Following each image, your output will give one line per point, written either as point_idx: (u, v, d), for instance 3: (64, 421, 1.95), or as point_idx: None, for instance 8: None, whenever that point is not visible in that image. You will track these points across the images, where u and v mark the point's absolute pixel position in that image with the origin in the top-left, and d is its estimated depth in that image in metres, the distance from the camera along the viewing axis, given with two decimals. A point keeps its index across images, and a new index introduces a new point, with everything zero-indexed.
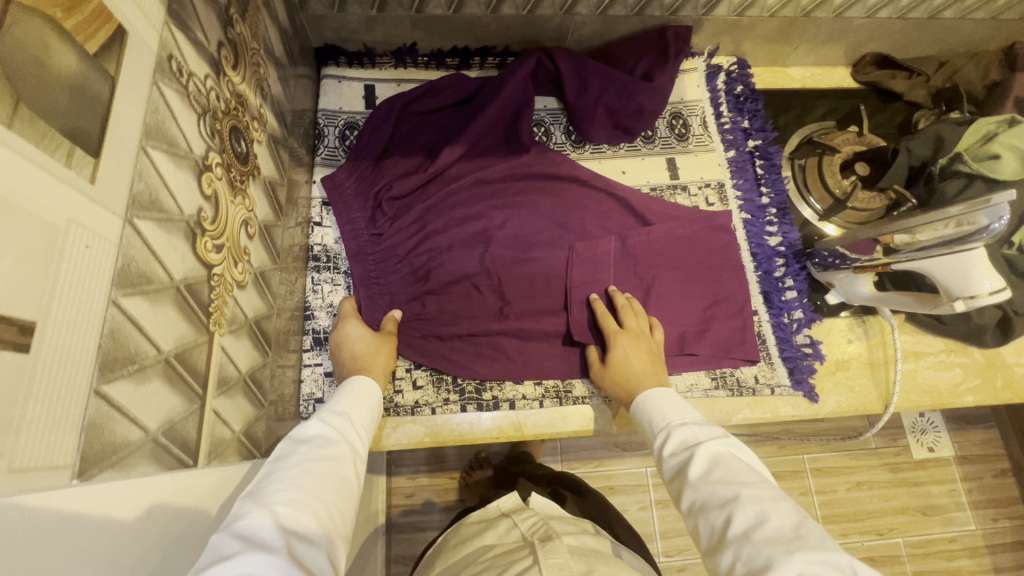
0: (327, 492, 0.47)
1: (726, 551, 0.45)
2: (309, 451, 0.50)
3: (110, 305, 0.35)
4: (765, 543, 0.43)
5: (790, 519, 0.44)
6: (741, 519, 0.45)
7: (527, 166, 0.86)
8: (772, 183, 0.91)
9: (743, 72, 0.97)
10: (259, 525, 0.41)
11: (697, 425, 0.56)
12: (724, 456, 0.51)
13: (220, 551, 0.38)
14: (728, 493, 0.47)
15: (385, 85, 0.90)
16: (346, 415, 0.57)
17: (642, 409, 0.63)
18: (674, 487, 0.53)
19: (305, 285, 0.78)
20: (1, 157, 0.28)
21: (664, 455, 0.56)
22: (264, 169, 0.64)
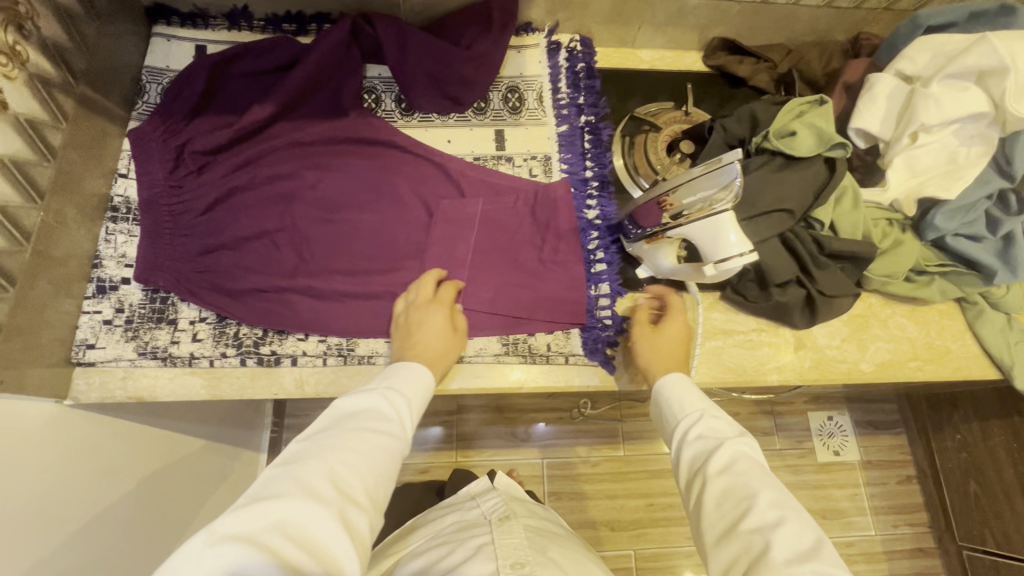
0: (376, 462, 0.56)
1: (730, 543, 0.52)
2: (358, 421, 0.58)
3: None
4: (778, 540, 0.50)
5: (810, 533, 0.50)
6: (760, 519, 0.52)
7: (346, 130, 0.87)
8: (597, 158, 0.91)
9: (587, 51, 0.98)
10: (310, 483, 0.50)
11: (729, 421, 0.62)
12: (746, 457, 0.58)
13: (274, 490, 0.50)
14: (751, 488, 0.54)
15: (217, 46, 0.91)
16: (404, 394, 0.64)
17: (665, 391, 0.68)
18: (692, 469, 0.60)
19: (98, 234, 0.78)
20: None
21: (688, 437, 0.62)
22: (16, 105, 0.65)
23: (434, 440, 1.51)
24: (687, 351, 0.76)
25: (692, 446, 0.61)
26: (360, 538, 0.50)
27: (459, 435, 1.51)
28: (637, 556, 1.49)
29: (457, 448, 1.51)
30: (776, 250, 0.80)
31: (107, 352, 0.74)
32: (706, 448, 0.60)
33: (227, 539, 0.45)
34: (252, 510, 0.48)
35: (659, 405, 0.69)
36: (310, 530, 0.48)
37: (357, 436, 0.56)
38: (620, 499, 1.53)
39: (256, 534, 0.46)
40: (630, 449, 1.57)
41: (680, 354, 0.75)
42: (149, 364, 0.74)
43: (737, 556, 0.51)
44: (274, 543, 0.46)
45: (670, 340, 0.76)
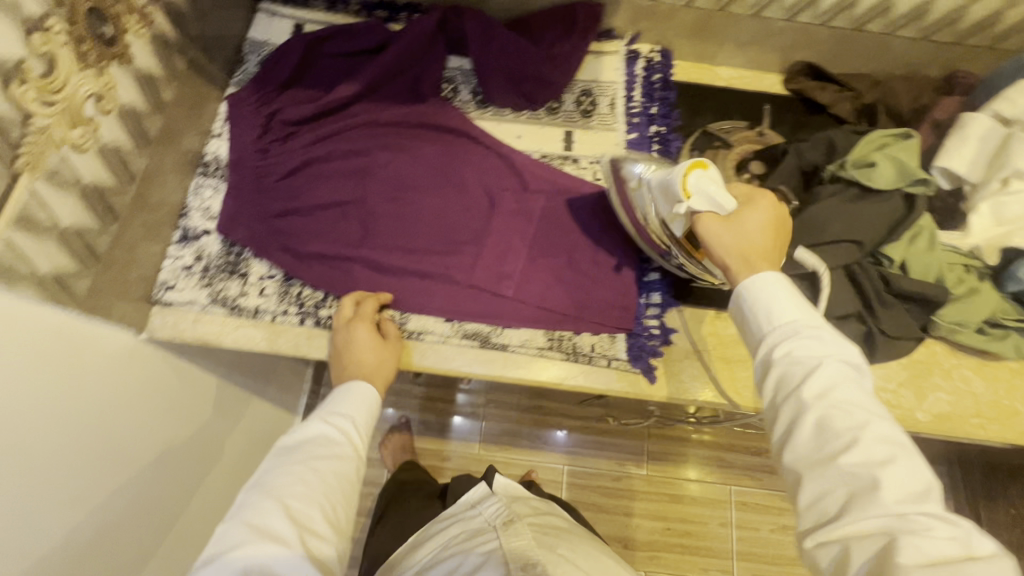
0: (332, 488, 0.62)
1: (822, 473, 0.47)
2: (309, 459, 0.63)
3: None
4: (887, 482, 0.45)
5: (920, 472, 0.46)
6: (869, 453, 0.46)
7: (421, 115, 0.90)
8: (662, 169, 0.91)
9: (665, 63, 0.99)
10: (270, 519, 0.57)
11: (830, 335, 0.53)
12: (850, 379, 0.50)
13: (232, 541, 0.55)
14: (857, 418, 0.48)
15: (313, 26, 0.97)
16: (350, 417, 0.70)
17: (748, 293, 0.57)
18: (776, 388, 0.52)
19: (189, 187, 0.84)
20: None
21: (773, 354, 0.53)
22: (140, 61, 0.71)
23: (456, 432, 1.52)
24: (772, 241, 0.61)
25: (779, 365, 0.52)
26: (325, 557, 0.57)
27: (484, 429, 1.53)
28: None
29: (480, 441, 1.53)
30: (838, 280, 0.78)
31: (184, 295, 0.80)
32: (798, 368, 0.51)
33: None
34: (215, 566, 0.53)
35: (743, 306, 0.57)
36: (275, 566, 0.54)
37: (308, 468, 0.62)
38: (635, 518, 1.50)
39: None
40: (652, 470, 1.54)
41: (762, 249, 0.60)
42: (218, 312, 0.79)
43: (831, 489, 0.46)
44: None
45: (747, 232, 0.61)
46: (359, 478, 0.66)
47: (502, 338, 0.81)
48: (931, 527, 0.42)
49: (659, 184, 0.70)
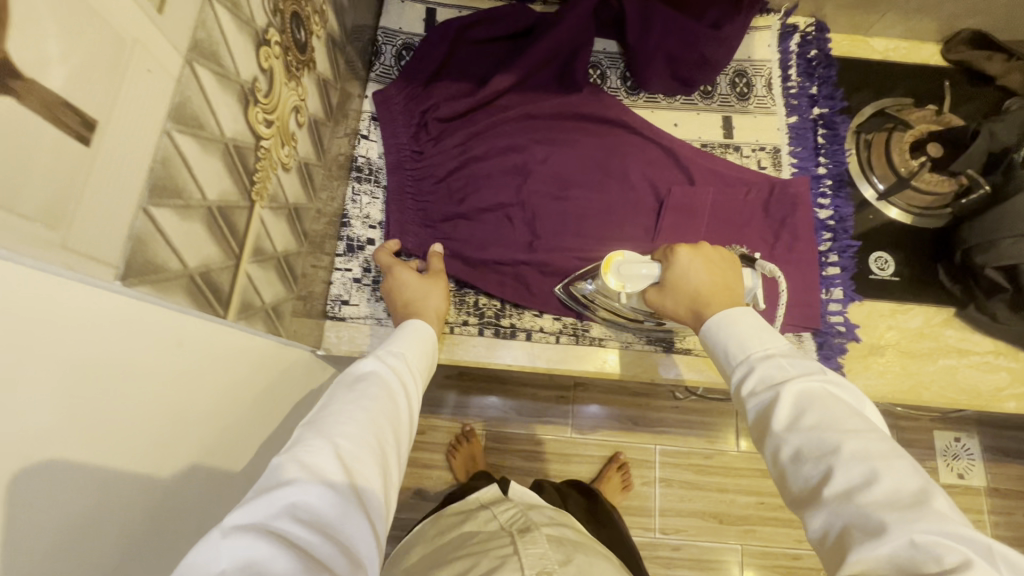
0: (382, 424, 0.51)
1: (820, 512, 0.41)
2: (362, 395, 0.52)
3: (164, 136, 0.37)
4: (878, 508, 0.38)
5: (912, 483, 0.39)
6: (848, 479, 0.41)
7: (576, 106, 0.85)
8: (832, 154, 0.86)
9: (821, 36, 0.92)
10: (322, 457, 0.45)
11: (787, 359, 0.50)
12: (818, 397, 0.46)
13: (282, 475, 0.43)
14: (829, 442, 0.43)
15: (446, 11, 0.90)
16: (405, 356, 0.61)
17: (717, 334, 0.56)
18: (757, 428, 0.49)
19: (346, 194, 0.81)
20: None
21: (742, 393, 0.51)
22: (320, 65, 0.66)
23: (550, 414, 1.42)
24: (712, 280, 0.62)
25: (748, 403, 0.50)
26: (377, 510, 0.46)
27: None
28: (744, 552, 1.36)
29: None
30: None
31: (359, 310, 0.78)
32: (761, 403, 0.48)
33: (235, 532, 0.38)
34: (258, 501, 0.40)
35: (708, 346, 0.57)
36: (323, 514, 0.42)
37: (360, 403, 0.51)
38: (730, 493, 1.38)
39: (268, 524, 0.39)
40: None
41: (707, 286, 0.61)
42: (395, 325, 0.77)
43: (835, 529, 0.40)
44: (287, 533, 0.39)
45: (682, 282, 0.63)
46: (411, 426, 0.55)
47: (684, 343, 0.79)
48: (940, 558, 0.35)
49: (600, 279, 0.72)
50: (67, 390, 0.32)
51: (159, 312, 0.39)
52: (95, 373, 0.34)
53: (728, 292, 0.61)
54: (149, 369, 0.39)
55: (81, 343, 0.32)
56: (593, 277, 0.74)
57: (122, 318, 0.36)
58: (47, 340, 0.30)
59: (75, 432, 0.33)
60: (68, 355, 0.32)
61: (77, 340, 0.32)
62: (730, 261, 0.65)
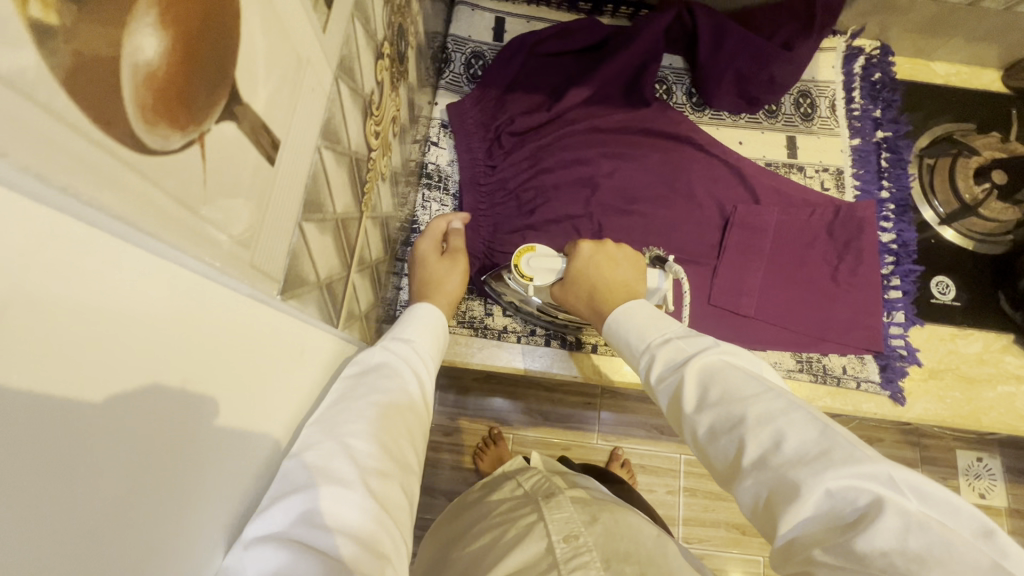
0: (395, 422, 0.49)
1: (746, 484, 0.41)
2: (369, 387, 0.50)
3: (316, 152, 0.38)
4: (788, 467, 0.39)
5: (809, 430, 0.40)
6: (757, 445, 0.41)
7: (644, 121, 0.86)
8: (896, 178, 0.87)
9: (885, 59, 0.92)
10: (332, 460, 0.42)
11: (683, 339, 0.51)
12: (717, 371, 0.46)
13: (292, 481, 0.40)
14: (735, 413, 0.43)
15: (515, 20, 0.91)
16: (409, 341, 0.59)
17: (620, 327, 0.57)
18: (674, 414, 0.49)
19: (416, 201, 0.82)
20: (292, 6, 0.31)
21: (653, 382, 0.51)
22: (410, 74, 0.66)
23: (576, 420, 1.42)
24: (614, 278, 0.63)
25: (659, 389, 0.50)
26: (399, 507, 0.45)
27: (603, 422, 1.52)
28: (766, 564, 1.36)
29: None
30: None
31: None
32: (671, 388, 0.49)
33: (257, 542, 0.35)
34: (271, 506, 0.38)
35: (614, 339, 0.58)
36: (345, 515, 0.40)
37: (370, 400, 0.48)
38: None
39: (286, 531, 0.37)
40: None
41: (606, 284, 0.62)
42: (464, 332, 0.78)
43: (760, 499, 0.40)
44: (307, 538, 0.37)
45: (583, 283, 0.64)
46: (424, 415, 0.54)
47: None
48: (853, 503, 0.36)
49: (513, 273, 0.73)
50: (237, 407, 0.33)
51: (297, 324, 0.40)
52: (255, 390, 0.35)
53: (627, 293, 0.62)
54: (281, 381, 0.40)
55: (245, 357, 0.33)
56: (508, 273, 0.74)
57: (271, 331, 0.36)
58: (225, 355, 0.30)
59: (237, 444, 0.34)
60: (242, 372, 0.33)
61: (245, 361, 0.33)
62: (636, 261, 0.66)
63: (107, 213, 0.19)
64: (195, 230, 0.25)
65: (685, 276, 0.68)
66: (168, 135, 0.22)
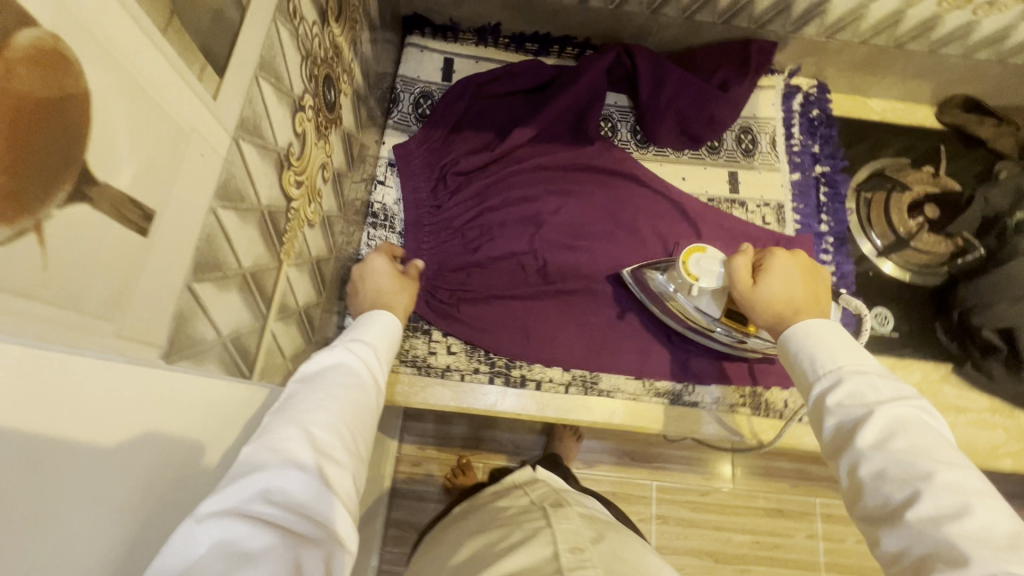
0: (352, 416, 0.50)
1: (903, 532, 0.42)
2: (322, 383, 0.50)
3: (210, 213, 0.39)
4: (964, 539, 0.39)
5: (1000, 524, 0.40)
6: (935, 504, 0.41)
7: (588, 158, 0.88)
8: (834, 213, 0.89)
9: (822, 96, 0.96)
10: (291, 445, 0.43)
11: (880, 378, 0.50)
12: (915, 428, 0.46)
13: (252, 461, 0.41)
14: (922, 468, 0.43)
15: (463, 60, 0.93)
16: (370, 344, 0.59)
17: (804, 343, 0.55)
18: (836, 441, 0.49)
19: (361, 239, 0.83)
20: (160, 68, 0.31)
21: (827, 403, 0.50)
22: (345, 121, 0.68)
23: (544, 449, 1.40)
24: (805, 291, 0.61)
25: (831, 412, 0.49)
26: (349, 499, 0.45)
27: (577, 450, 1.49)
28: None
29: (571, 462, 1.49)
30: None
31: None
32: (850, 416, 0.48)
33: (210, 517, 0.36)
34: (232, 484, 0.39)
35: (787, 350, 0.57)
36: (301, 498, 0.41)
37: (328, 395, 0.49)
38: (725, 531, 1.37)
39: (242, 508, 0.38)
40: None
41: (797, 297, 0.60)
42: (407, 371, 0.77)
43: (913, 551, 0.41)
44: (263, 516, 0.38)
45: (771, 292, 0.61)
46: (377, 408, 0.54)
47: (693, 396, 0.80)
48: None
49: (675, 270, 0.73)
50: (127, 472, 0.32)
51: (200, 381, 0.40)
52: (151, 454, 0.34)
53: (817, 307, 0.61)
54: (175, 450, 0.37)
55: (128, 428, 0.32)
56: (665, 270, 0.76)
57: (167, 392, 0.36)
58: (99, 428, 0.30)
59: (135, 509, 0.33)
60: (128, 440, 0.32)
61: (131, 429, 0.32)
62: (819, 275, 0.65)
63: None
64: (29, 313, 0.25)
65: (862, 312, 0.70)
66: None
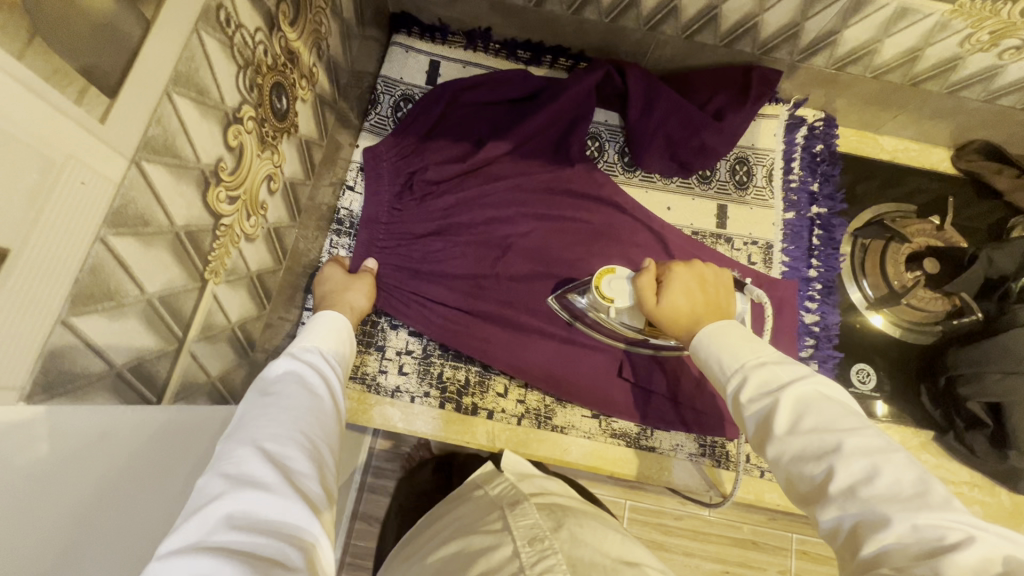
0: (314, 422, 0.47)
1: (828, 509, 0.38)
2: (274, 395, 0.48)
3: (97, 243, 0.36)
4: (881, 502, 0.36)
5: (909, 473, 0.37)
6: (847, 472, 0.38)
7: (567, 180, 0.84)
8: (825, 258, 0.84)
9: (829, 130, 0.89)
10: (248, 464, 0.40)
11: (778, 363, 0.47)
12: (813, 401, 0.43)
13: (208, 493, 0.38)
14: (828, 442, 0.40)
15: (450, 65, 0.89)
16: (317, 350, 0.57)
17: (711, 346, 0.52)
18: (755, 437, 0.45)
19: (323, 246, 0.80)
20: (13, 97, 0.28)
21: (742, 403, 0.46)
22: (303, 127, 0.64)
23: None
24: (706, 300, 0.59)
25: (748, 410, 0.46)
26: (325, 503, 0.42)
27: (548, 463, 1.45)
28: None
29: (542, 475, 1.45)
30: None
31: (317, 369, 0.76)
32: (761, 409, 0.45)
33: (172, 556, 0.34)
34: (188, 523, 0.36)
35: (699, 360, 0.53)
36: (267, 514, 0.38)
37: (284, 405, 0.47)
38: (696, 558, 1.22)
39: (205, 540, 0.35)
40: None
41: (700, 306, 0.58)
42: (358, 388, 0.75)
43: (842, 526, 0.37)
44: (227, 542, 0.35)
45: (673, 307, 0.59)
46: (339, 409, 0.51)
47: (651, 440, 0.76)
48: (945, 537, 0.33)
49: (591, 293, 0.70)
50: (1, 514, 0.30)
51: (86, 415, 0.38)
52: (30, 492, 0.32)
53: (719, 315, 0.59)
54: (42, 512, 0.33)
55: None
56: (585, 291, 0.73)
57: (42, 431, 0.34)
58: None
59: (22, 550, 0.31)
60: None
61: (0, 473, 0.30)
62: (722, 277, 0.63)
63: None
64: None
65: (768, 299, 0.68)
66: None
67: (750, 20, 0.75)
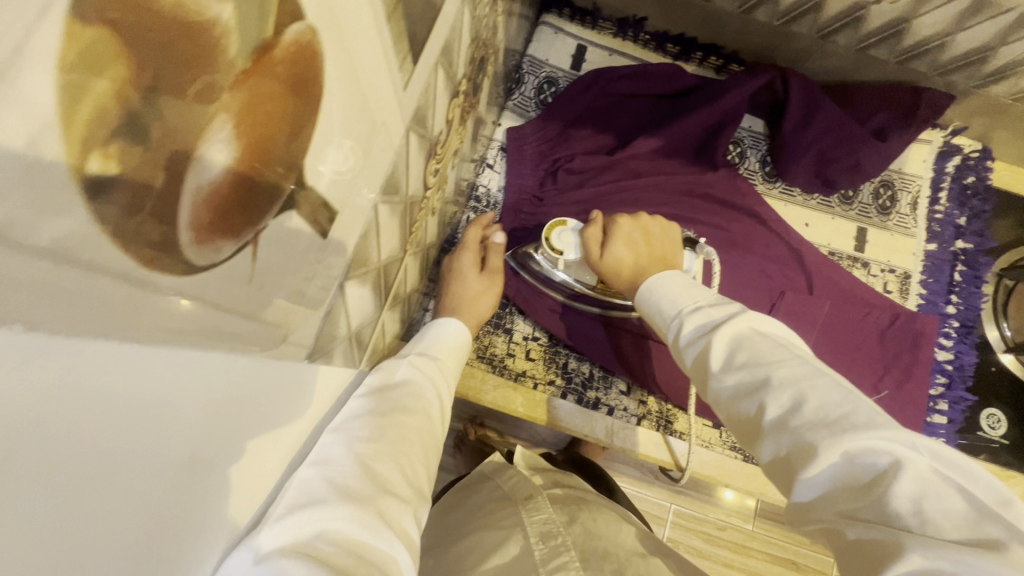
0: (415, 444, 0.43)
1: (765, 443, 0.38)
2: (394, 394, 0.46)
3: (373, 209, 0.36)
4: (808, 429, 0.36)
5: (833, 396, 0.36)
6: (776, 405, 0.38)
7: (707, 186, 0.83)
8: (966, 295, 0.82)
9: (982, 163, 0.86)
10: (349, 473, 0.36)
11: (714, 305, 0.47)
12: (747, 336, 0.42)
13: (309, 490, 0.33)
14: (761, 376, 0.39)
15: (598, 51, 0.87)
16: (436, 359, 0.54)
17: (653, 291, 0.52)
18: (698, 379, 0.45)
19: (460, 221, 0.80)
20: (376, 58, 0.28)
21: (681, 346, 0.46)
22: (480, 103, 0.64)
23: None
24: (649, 251, 0.61)
25: (687, 352, 0.46)
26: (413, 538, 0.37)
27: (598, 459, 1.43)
28: None
29: None
30: None
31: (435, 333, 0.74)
32: (697, 351, 0.44)
33: (272, 553, 0.28)
34: (288, 519, 0.31)
35: (642, 308, 0.53)
36: (359, 535, 0.32)
37: (393, 417, 0.43)
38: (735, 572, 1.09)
39: (303, 544, 0.30)
40: None
41: (642, 255, 0.60)
42: (483, 368, 0.75)
43: (777, 457, 0.37)
44: (322, 554, 0.30)
45: (615, 257, 0.62)
46: (444, 430, 0.49)
47: None
48: (874, 463, 0.33)
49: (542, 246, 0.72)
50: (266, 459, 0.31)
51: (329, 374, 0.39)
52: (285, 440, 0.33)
53: (664, 264, 0.60)
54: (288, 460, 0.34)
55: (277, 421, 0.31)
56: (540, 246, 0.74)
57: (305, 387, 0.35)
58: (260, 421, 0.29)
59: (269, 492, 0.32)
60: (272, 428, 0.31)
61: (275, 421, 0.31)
62: (668, 232, 0.65)
63: (112, 334, 0.17)
64: (220, 329, 0.22)
65: (718, 259, 0.68)
66: (220, 246, 0.20)
67: (938, 38, 0.71)
